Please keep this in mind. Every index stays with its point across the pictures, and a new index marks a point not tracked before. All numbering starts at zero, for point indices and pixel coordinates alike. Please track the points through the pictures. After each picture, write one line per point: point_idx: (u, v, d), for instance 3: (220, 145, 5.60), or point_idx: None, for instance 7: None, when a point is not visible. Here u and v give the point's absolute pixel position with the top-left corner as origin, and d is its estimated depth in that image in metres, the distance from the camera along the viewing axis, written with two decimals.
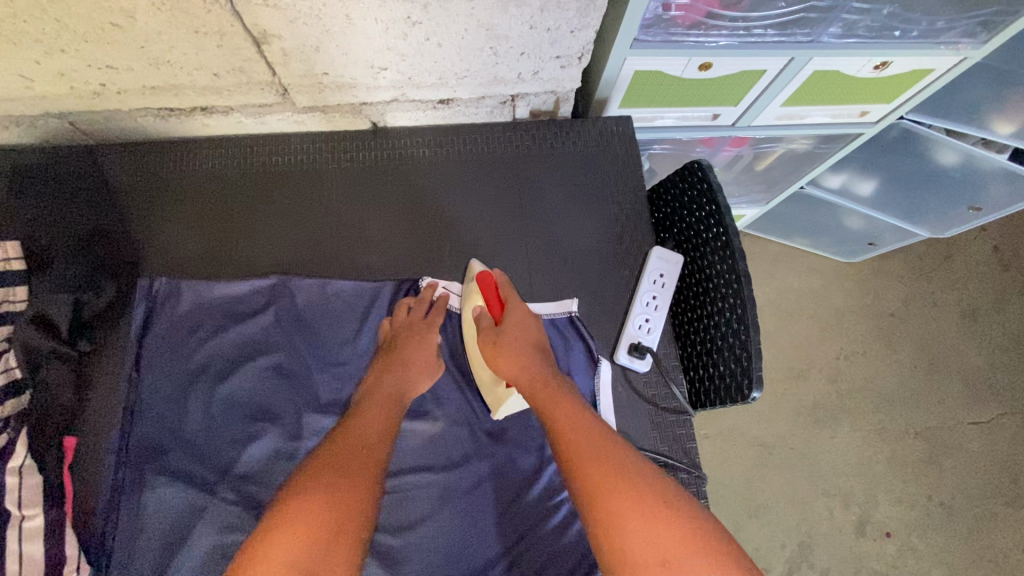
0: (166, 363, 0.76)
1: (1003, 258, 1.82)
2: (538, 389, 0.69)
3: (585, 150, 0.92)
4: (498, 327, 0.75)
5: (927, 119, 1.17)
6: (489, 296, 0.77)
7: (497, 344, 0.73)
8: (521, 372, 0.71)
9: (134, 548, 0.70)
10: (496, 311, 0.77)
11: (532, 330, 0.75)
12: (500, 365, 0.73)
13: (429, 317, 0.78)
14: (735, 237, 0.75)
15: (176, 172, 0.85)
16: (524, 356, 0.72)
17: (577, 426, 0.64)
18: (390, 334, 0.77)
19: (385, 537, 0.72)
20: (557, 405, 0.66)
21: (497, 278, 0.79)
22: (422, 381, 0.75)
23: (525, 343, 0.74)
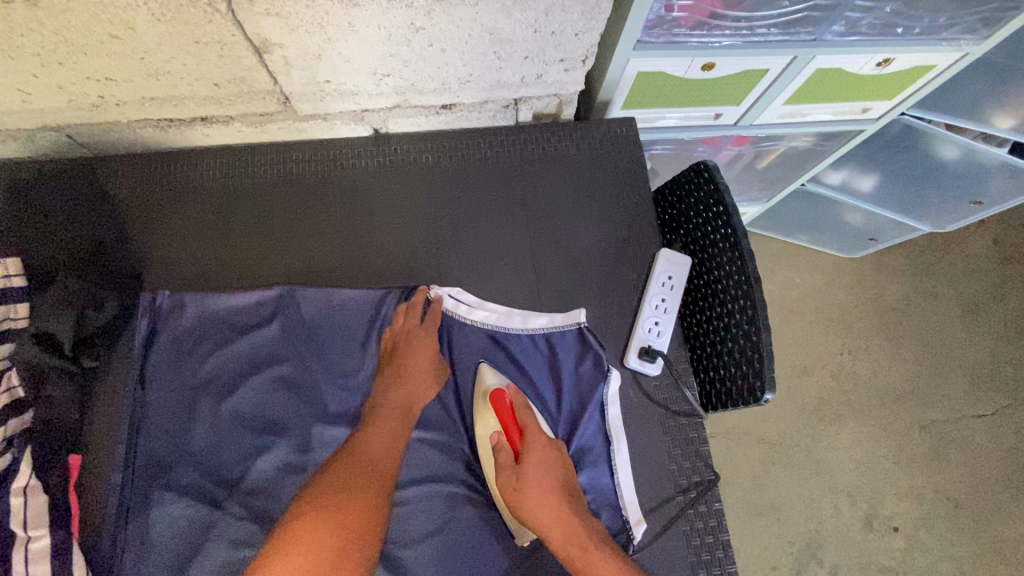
0: (171, 377, 0.75)
1: (1003, 251, 1.82)
2: (573, 544, 0.66)
3: (590, 152, 0.91)
4: (520, 470, 0.69)
5: (928, 115, 1.16)
6: (507, 424, 0.72)
7: (522, 494, 0.68)
8: (553, 524, 0.66)
9: (142, 568, 0.68)
10: (517, 445, 0.71)
11: (555, 469, 0.70)
12: (526, 515, 0.67)
13: (425, 324, 0.78)
14: (745, 238, 0.75)
15: (176, 182, 0.84)
16: (552, 503, 0.67)
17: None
18: (391, 346, 0.77)
19: (398, 549, 0.71)
20: (600, 572, 0.64)
21: (514, 400, 0.73)
22: (427, 390, 0.75)
23: (550, 486, 0.69)
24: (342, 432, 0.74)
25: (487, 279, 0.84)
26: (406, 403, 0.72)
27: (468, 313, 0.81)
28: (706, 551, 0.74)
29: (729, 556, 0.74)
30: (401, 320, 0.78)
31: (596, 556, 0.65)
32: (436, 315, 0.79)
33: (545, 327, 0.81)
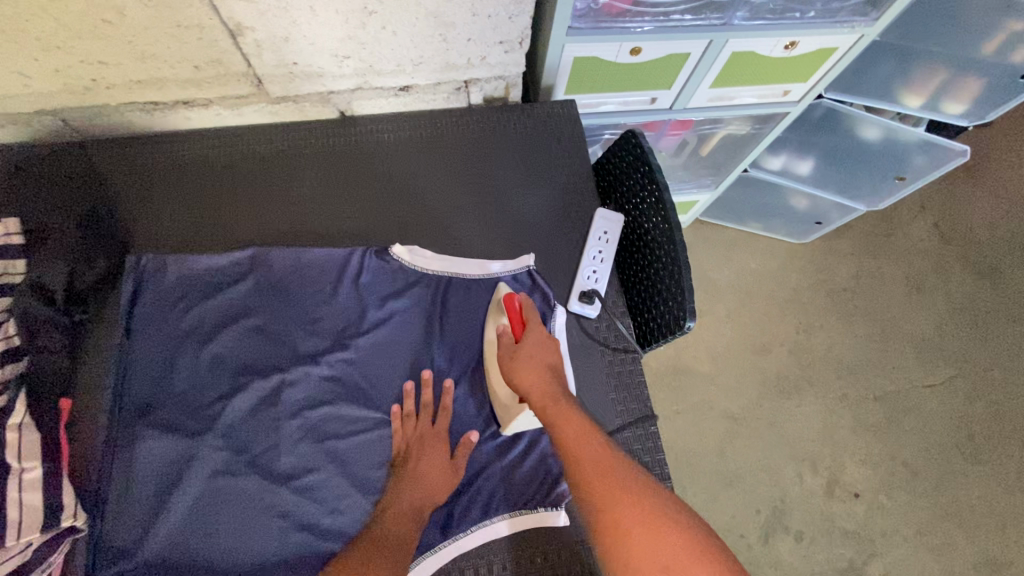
0: (155, 329, 0.82)
1: (943, 233, 1.94)
2: (550, 404, 0.76)
3: (535, 129, 1.02)
4: (516, 346, 0.82)
5: (846, 98, 1.28)
6: (513, 316, 0.85)
7: (514, 362, 0.80)
8: (536, 387, 0.78)
9: (128, 497, 0.75)
10: (518, 330, 0.84)
11: (549, 351, 0.82)
12: (517, 382, 0.79)
13: (436, 425, 0.82)
14: (666, 190, 0.86)
15: (160, 161, 0.93)
16: (539, 373, 0.79)
17: (587, 447, 0.72)
18: (403, 446, 0.81)
19: (364, 470, 0.80)
20: (571, 433, 0.73)
21: (521, 299, 0.86)
22: (438, 492, 0.78)
23: (541, 361, 0.81)
24: (311, 369, 0.83)
25: (443, 241, 0.94)
26: (419, 499, 0.76)
27: (426, 266, 0.91)
28: None
29: (663, 471, 0.83)
30: (412, 422, 0.82)
31: (570, 416, 0.74)
32: (446, 414, 0.82)
33: (500, 272, 0.91)
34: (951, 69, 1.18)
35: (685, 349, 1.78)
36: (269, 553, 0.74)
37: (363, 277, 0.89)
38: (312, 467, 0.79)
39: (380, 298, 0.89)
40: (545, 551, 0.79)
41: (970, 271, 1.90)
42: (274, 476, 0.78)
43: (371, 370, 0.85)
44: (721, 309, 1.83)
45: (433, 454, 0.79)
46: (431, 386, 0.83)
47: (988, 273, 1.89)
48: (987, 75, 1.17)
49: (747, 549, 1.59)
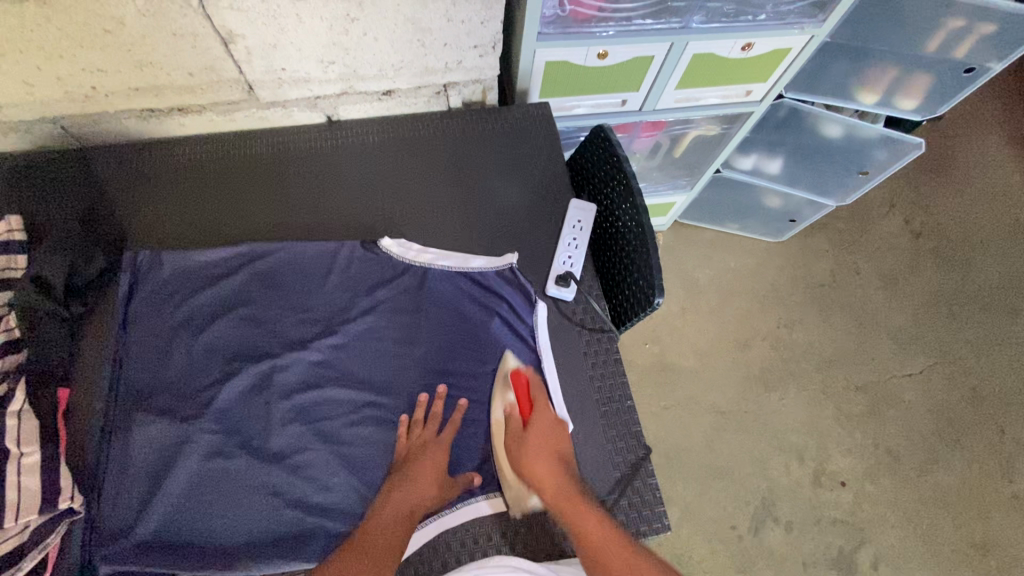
0: (151, 320, 0.86)
1: (914, 228, 1.99)
2: (563, 499, 0.77)
3: (512, 129, 1.08)
4: (526, 433, 0.82)
5: (808, 97, 1.37)
6: (523, 397, 0.86)
7: (527, 452, 0.80)
8: (550, 481, 0.78)
9: (124, 479, 0.78)
10: (527, 414, 0.85)
11: (560, 436, 0.83)
12: (530, 475, 0.79)
13: (440, 435, 0.83)
14: (633, 179, 0.91)
15: (156, 164, 0.98)
16: (554, 465, 0.79)
17: (604, 544, 0.74)
18: (405, 450, 0.82)
19: (353, 448, 0.83)
20: (586, 525, 0.75)
21: (529, 376, 0.88)
22: (429, 498, 0.79)
23: (552, 448, 0.81)
24: (301, 355, 0.87)
25: (426, 234, 0.99)
26: (409, 506, 0.78)
27: (413, 258, 0.95)
28: (620, 439, 0.88)
29: (640, 443, 0.87)
30: (419, 428, 0.84)
31: (586, 509, 0.76)
32: (452, 426, 0.84)
33: (482, 268, 0.95)
34: (902, 67, 1.26)
35: (670, 345, 1.82)
36: (260, 531, 0.77)
37: (351, 269, 0.93)
38: (301, 449, 0.82)
39: (367, 288, 0.93)
40: (528, 522, 0.81)
41: (942, 264, 1.95)
42: (266, 457, 0.81)
43: (359, 356, 0.88)
44: (703, 307, 1.87)
45: (432, 463, 0.81)
46: (441, 398, 0.86)
47: (958, 265, 1.95)
48: (935, 72, 1.25)
49: (737, 540, 1.61)
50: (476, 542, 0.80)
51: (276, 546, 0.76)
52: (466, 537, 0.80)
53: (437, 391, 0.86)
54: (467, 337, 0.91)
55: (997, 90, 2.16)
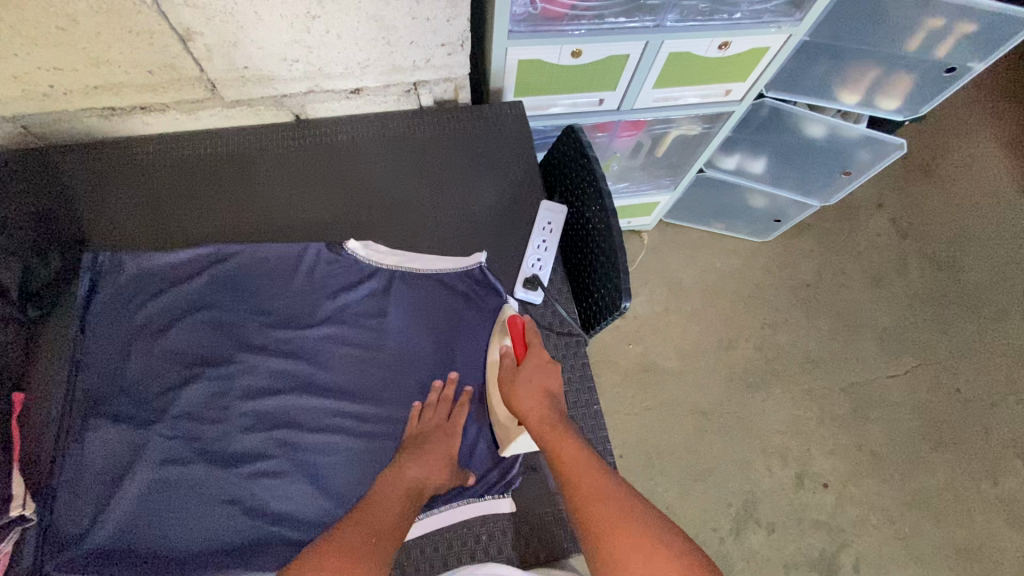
0: (108, 324, 0.84)
1: (901, 228, 1.98)
2: (547, 428, 0.76)
3: (485, 128, 1.07)
4: (517, 367, 0.82)
5: (789, 97, 1.36)
6: (515, 338, 0.86)
7: (514, 385, 0.81)
8: (534, 412, 0.78)
9: (79, 486, 0.76)
10: (520, 353, 0.85)
11: (549, 375, 0.82)
12: (515, 403, 0.79)
13: (452, 418, 0.83)
14: (602, 180, 0.90)
15: (119, 164, 0.96)
16: (539, 398, 0.79)
17: (584, 470, 0.72)
18: (417, 431, 0.81)
19: (314, 455, 0.81)
20: (566, 451, 0.73)
21: (527, 321, 0.87)
22: (439, 479, 0.78)
23: (540, 385, 0.80)
24: (263, 359, 0.85)
25: (394, 235, 0.98)
26: (418, 484, 0.77)
27: (381, 261, 0.93)
28: (587, 444, 0.87)
29: (607, 448, 0.87)
30: (431, 410, 0.83)
31: (568, 440, 0.74)
32: (464, 408, 0.84)
33: (451, 270, 0.93)
34: (883, 67, 1.25)
35: (653, 346, 1.81)
36: (218, 538, 0.75)
37: (315, 272, 0.91)
38: (261, 455, 0.80)
39: (333, 291, 0.91)
40: (491, 529, 0.82)
41: (928, 265, 1.94)
42: (225, 463, 0.79)
43: (323, 360, 0.87)
44: (688, 308, 1.86)
45: (443, 444, 0.80)
46: (454, 384, 0.85)
47: (945, 266, 1.94)
48: (916, 71, 1.24)
49: (719, 543, 1.60)
50: (439, 549, 0.81)
51: (233, 554, 0.75)
52: (428, 544, 0.81)
53: (450, 376, 0.86)
54: (434, 341, 0.90)
55: (985, 89, 2.14)
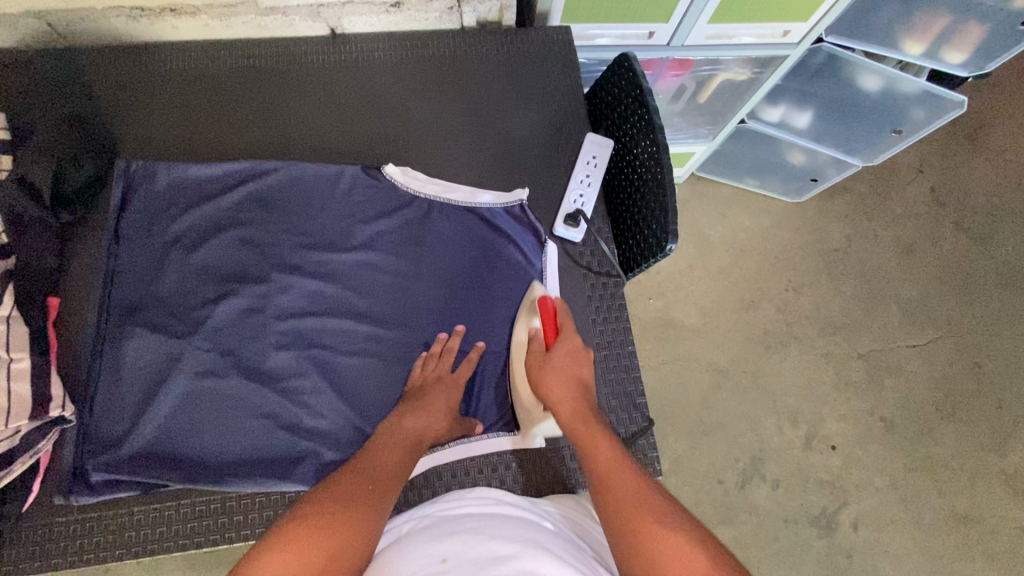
0: (142, 234, 0.82)
1: (939, 198, 1.79)
2: (577, 424, 0.72)
3: (529, 53, 1.01)
4: (547, 353, 0.79)
5: (848, 42, 1.22)
6: (547, 321, 0.81)
7: (544, 372, 0.77)
8: (563, 401, 0.74)
9: (117, 392, 0.77)
10: (551, 337, 0.81)
11: (580, 364, 0.78)
12: (543, 391, 0.76)
13: (457, 372, 0.82)
14: (655, 113, 0.83)
15: (146, 69, 0.92)
16: (571, 389, 0.75)
17: (612, 463, 0.67)
18: (420, 382, 0.80)
19: (348, 376, 0.81)
20: (595, 447, 0.69)
21: (557, 303, 0.83)
22: (441, 426, 0.77)
23: (572, 376, 0.77)
24: (297, 279, 0.83)
25: (432, 160, 0.94)
26: (417, 435, 0.75)
27: (420, 189, 0.90)
28: (619, 383, 0.86)
29: (637, 388, 0.86)
30: (434, 362, 0.82)
31: (596, 433, 0.70)
32: (470, 364, 0.83)
33: (491, 204, 0.90)
34: (953, 15, 1.12)
35: (674, 301, 1.70)
36: (252, 449, 0.77)
37: (352, 195, 0.89)
38: (295, 373, 0.80)
39: (369, 216, 0.89)
40: (520, 459, 0.83)
41: (961, 235, 1.76)
42: (258, 379, 0.79)
43: (358, 283, 0.85)
44: (712, 266, 1.74)
45: (445, 397, 0.79)
46: (460, 337, 0.84)
47: (979, 239, 1.76)
48: (991, 21, 1.10)
49: (723, 494, 1.55)
50: (469, 473, 0.82)
51: (267, 465, 0.76)
52: (458, 469, 0.82)
53: (457, 327, 0.84)
54: (471, 274, 0.88)
55: None
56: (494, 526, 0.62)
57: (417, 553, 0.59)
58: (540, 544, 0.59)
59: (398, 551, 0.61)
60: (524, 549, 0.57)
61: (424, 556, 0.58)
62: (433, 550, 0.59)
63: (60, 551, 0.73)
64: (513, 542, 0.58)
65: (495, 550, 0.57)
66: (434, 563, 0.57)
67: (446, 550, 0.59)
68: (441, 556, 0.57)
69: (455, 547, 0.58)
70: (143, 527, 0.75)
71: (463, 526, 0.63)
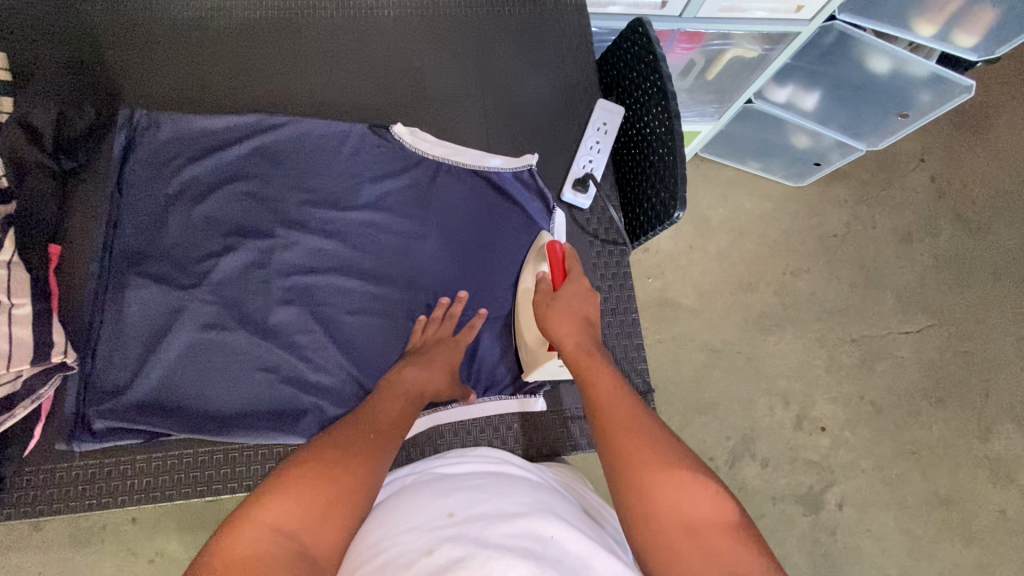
0: (146, 184, 0.81)
1: (939, 187, 1.76)
2: (581, 359, 0.71)
3: (542, 17, 0.99)
4: (555, 293, 0.77)
5: (861, 21, 1.17)
6: (555, 265, 0.80)
7: (551, 308, 0.76)
8: (570, 337, 0.72)
9: (119, 341, 0.76)
10: (558, 280, 0.80)
11: (589, 304, 0.76)
12: (549, 329, 0.75)
13: (458, 335, 0.82)
14: (668, 81, 0.81)
15: (149, 17, 0.90)
16: (577, 324, 0.74)
17: (615, 401, 0.65)
18: (421, 343, 0.80)
19: (354, 333, 0.82)
20: (600, 385, 0.67)
21: (566, 249, 0.82)
22: (439, 386, 0.77)
23: (578, 312, 0.75)
24: (301, 236, 0.83)
25: (440, 122, 0.93)
26: (417, 390, 0.75)
27: (429, 151, 0.90)
28: (622, 350, 0.88)
29: (640, 355, 0.88)
30: (436, 325, 0.82)
31: (602, 372, 0.69)
32: (472, 330, 0.82)
33: (499, 168, 0.90)
34: None
35: (672, 280, 1.66)
36: (256, 402, 0.77)
37: (358, 153, 0.88)
38: (299, 328, 0.80)
39: (377, 176, 0.88)
40: (523, 421, 0.84)
41: (958, 225, 1.73)
42: (262, 332, 0.79)
43: (366, 242, 0.85)
44: (711, 246, 1.69)
45: (445, 358, 0.79)
46: (463, 303, 0.83)
47: (976, 229, 1.73)
48: (1005, 5, 1.07)
49: (713, 472, 1.54)
50: (470, 432, 0.83)
51: (271, 417, 0.77)
52: (459, 428, 0.83)
53: (459, 293, 0.83)
54: (477, 237, 0.88)
55: None
56: (497, 484, 0.61)
57: (420, 506, 0.58)
58: (546, 505, 0.58)
59: (401, 504, 0.60)
60: (531, 509, 0.56)
61: (429, 510, 0.57)
62: (439, 504, 0.58)
63: (62, 496, 0.73)
64: (520, 502, 0.57)
65: (503, 507, 0.56)
66: (440, 516, 0.56)
67: (451, 504, 0.57)
68: (448, 510, 0.56)
69: (461, 503, 0.57)
70: (146, 475, 0.75)
71: (470, 483, 0.62)
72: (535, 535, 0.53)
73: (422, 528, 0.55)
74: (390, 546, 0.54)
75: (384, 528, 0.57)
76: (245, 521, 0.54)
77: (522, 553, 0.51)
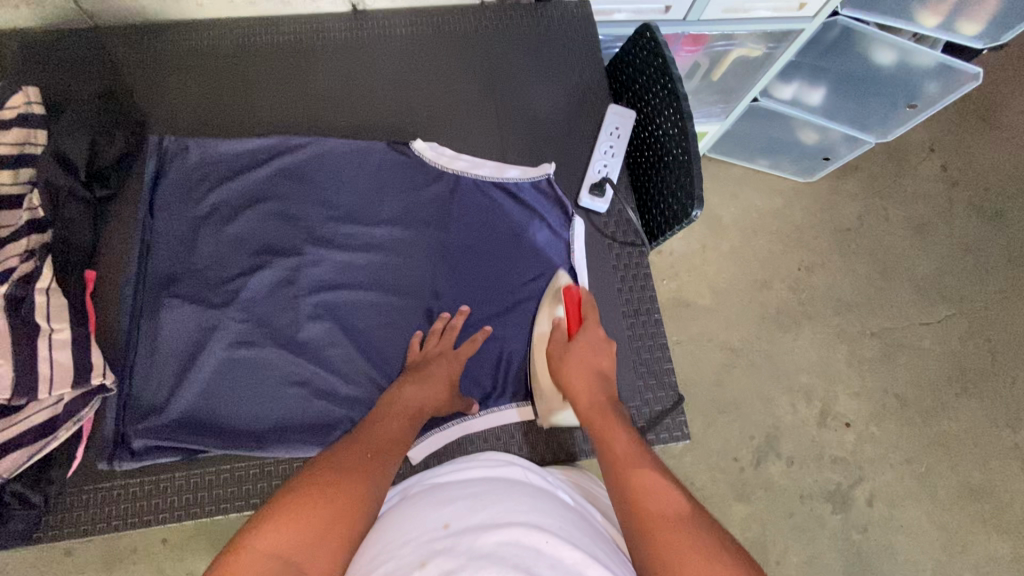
0: (176, 208, 0.84)
1: (951, 175, 1.75)
2: (597, 420, 0.70)
3: (549, 27, 1.02)
4: (569, 344, 0.78)
5: (864, 16, 1.17)
6: (570, 311, 0.81)
7: (564, 361, 0.77)
8: (584, 394, 0.73)
9: (156, 361, 0.78)
10: (574, 327, 0.81)
11: (602, 354, 0.77)
12: (564, 382, 0.75)
13: (459, 348, 0.81)
14: (680, 83, 0.83)
15: (174, 49, 0.93)
16: (592, 380, 0.75)
17: (628, 457, 0.63)
18: (421, 357, 0.80)
19: (383, 343, 0.83)
20: (613, 444, 0.66)
21: (582, 293, 0.83)
22: (443, 398, 0.76)
23: (592, 367, 0.76)
24: (327, 253, 0.85)
25: (455, 135, 0.95)
26: (417, 405, 0.73)
27: (447, 165, 0.91)
28: (646, 351, 0.88)
29: (664, 354, 0.88)
30: (435, 338, 0.81)
31: (615, 429, 0.68)
32: (473, 343, 0.82)
33: (518, 178, 0.91)
34: None
35: (687, 281, 1.65)
36: (290, 416, 0.78)
37: (380, 168, 0.90)
38: (328, 342, 0.82)
39: (399, 190, 0.89)
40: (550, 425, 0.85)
41: (972, 213, 1.72)
42: (294, 348, 0.81)
43: (389, 254, 0.87)
44: (724, 245, 1.69)
45: (447, 371, 0.78)
46: (464, 317, 0.83)
47: (990, 216, 1.72)
48: None
49: (738, 472, 1.51)
50: (498, 439, 0.83)
51: (303, 431, 0.78)
52: (487, 435, 0.83)
53: (460, 308, 0.83)
54: (497, 245, 0.89)
55: None
56: (496, 491, 0.59)
57: (418, 517, 0.56)
58: (542, 513, 0.55)
59: (400, 516, 0.58)
60: (527, 518, 0.54)
61: (426, 521, 0.55)
62: (436, 515, 0.55)
63: (103, 515, 0.74)
64: (516, 509, 0.55)
65: (499, 516, 0.53)
66: (436, 528, 0.53)
67: (449, 515, 0.55)
68: (444, 521, 0.54)
69: (458, 513, 0.55)
70: (184, 492, 0.76)
71: (467, 491, 0.59)
72: (526, 546, 0.50)
73: (418, 540, 0.52)
74: (386, 560, 0.52)
75: (383, 540, 0.55)
76: (240, 548, 0.50)
77: (512, 564, 0.48)
